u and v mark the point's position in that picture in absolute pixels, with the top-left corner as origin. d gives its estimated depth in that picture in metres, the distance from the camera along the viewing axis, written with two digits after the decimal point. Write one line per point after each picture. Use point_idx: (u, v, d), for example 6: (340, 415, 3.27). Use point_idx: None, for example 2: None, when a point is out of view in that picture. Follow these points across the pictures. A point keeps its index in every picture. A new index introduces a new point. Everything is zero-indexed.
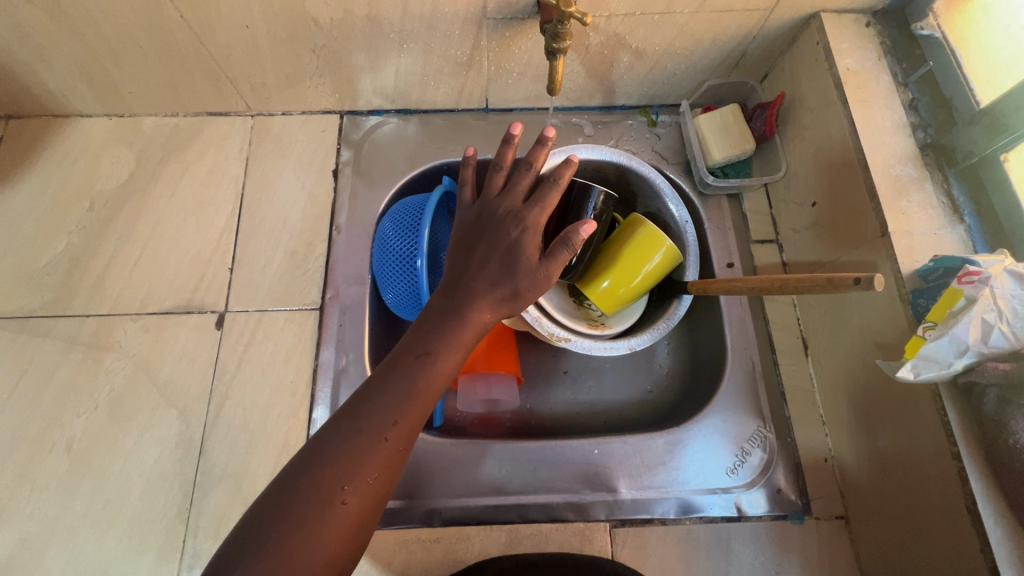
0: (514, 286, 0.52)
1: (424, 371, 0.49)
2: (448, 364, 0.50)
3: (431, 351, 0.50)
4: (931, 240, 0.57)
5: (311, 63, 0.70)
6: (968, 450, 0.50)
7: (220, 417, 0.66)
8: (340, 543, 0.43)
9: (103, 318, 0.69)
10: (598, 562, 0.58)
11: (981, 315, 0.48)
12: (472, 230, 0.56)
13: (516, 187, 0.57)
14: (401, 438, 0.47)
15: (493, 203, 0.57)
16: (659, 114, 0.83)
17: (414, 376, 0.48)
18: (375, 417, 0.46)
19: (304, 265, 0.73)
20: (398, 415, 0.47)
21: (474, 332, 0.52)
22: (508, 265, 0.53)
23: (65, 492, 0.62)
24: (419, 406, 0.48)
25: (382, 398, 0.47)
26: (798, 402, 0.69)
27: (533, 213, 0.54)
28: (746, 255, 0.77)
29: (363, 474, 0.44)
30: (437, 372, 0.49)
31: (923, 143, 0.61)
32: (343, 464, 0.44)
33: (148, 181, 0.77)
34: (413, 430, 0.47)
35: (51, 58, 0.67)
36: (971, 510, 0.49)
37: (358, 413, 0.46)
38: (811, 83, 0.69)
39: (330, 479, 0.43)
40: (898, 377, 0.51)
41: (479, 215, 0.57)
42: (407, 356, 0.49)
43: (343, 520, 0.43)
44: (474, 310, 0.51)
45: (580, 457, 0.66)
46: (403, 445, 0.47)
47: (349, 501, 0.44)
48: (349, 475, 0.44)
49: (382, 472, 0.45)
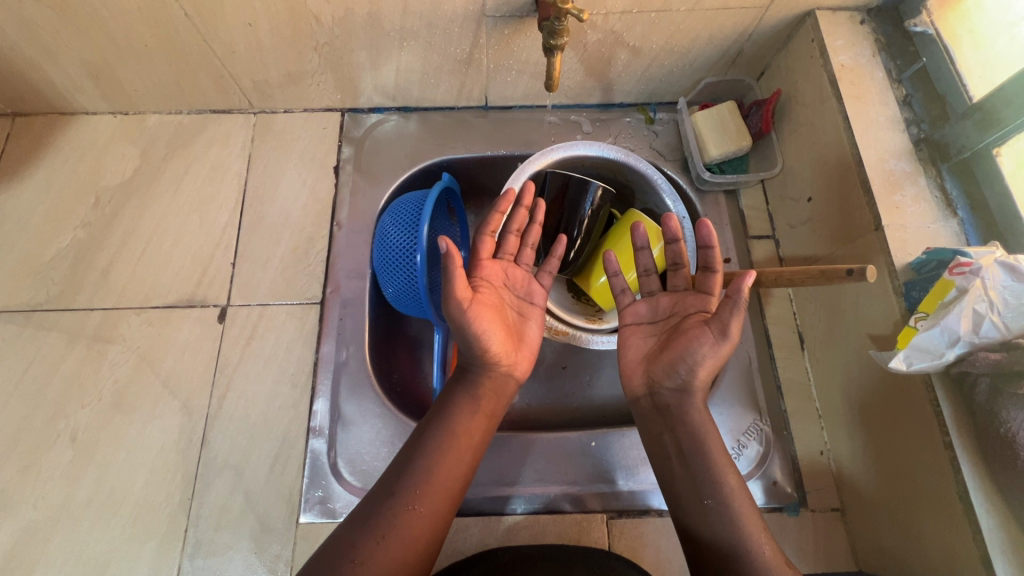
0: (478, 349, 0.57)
1: (433, 433, 0.54)
2: (466, 432, 0.55)
3: (449, 415, 0.55)
4: (924, 234, 0.57)
5: (314, 60, 0.71)
6: (961, 440, 0.50)
7: (222, 410, 0.66)
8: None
9: (107, 311, 0.70)
10: (594, 553, 0.58)
11: (972, 305, 0.48)
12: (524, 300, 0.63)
13: (504, 253, 0.62)
14: (422, 504, 0.50)
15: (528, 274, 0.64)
16: (657, 112, 0.84)
17: (435, 443, 0.53)
18: (385, 478, 0.52)
19: (305, 260, 0.74)
20: (402, 470, 0.52)
21: (469, 392, 0.57)
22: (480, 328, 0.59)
23: (68, 482, 0.63)
24: (438, 467, 0.52)
25: (408, 467, 0.52)
26: (794, 396, 0.69)
27: (507, 266, 0.62)
28: (742, 250, 0.78)
29: (377, 535, 0.48)
30: (446, 430, 0.54)
31: (917, 138, 0.62)
32: (364, 524, 0.48)
33: (152, 178, 0.78)
34: (434, 494, 0.51)
35: (58, 55, 0.69)
36: (963, 498, 0.49)
37: (390, 483, 0.51)
38: (807, 80, 0.70)
39: (345, 542, 0.48)
40: (890, 368, 0.52)
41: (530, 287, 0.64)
42: (430, 426, 0.55)
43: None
44: (485, 374, 0.57)
45: (577, 449, 0.66)
46: (427, 509, 0.50)
47: (366, 559, 0.46)
48: (360, 533, 0.48)
49: (391, 530, 0.48)
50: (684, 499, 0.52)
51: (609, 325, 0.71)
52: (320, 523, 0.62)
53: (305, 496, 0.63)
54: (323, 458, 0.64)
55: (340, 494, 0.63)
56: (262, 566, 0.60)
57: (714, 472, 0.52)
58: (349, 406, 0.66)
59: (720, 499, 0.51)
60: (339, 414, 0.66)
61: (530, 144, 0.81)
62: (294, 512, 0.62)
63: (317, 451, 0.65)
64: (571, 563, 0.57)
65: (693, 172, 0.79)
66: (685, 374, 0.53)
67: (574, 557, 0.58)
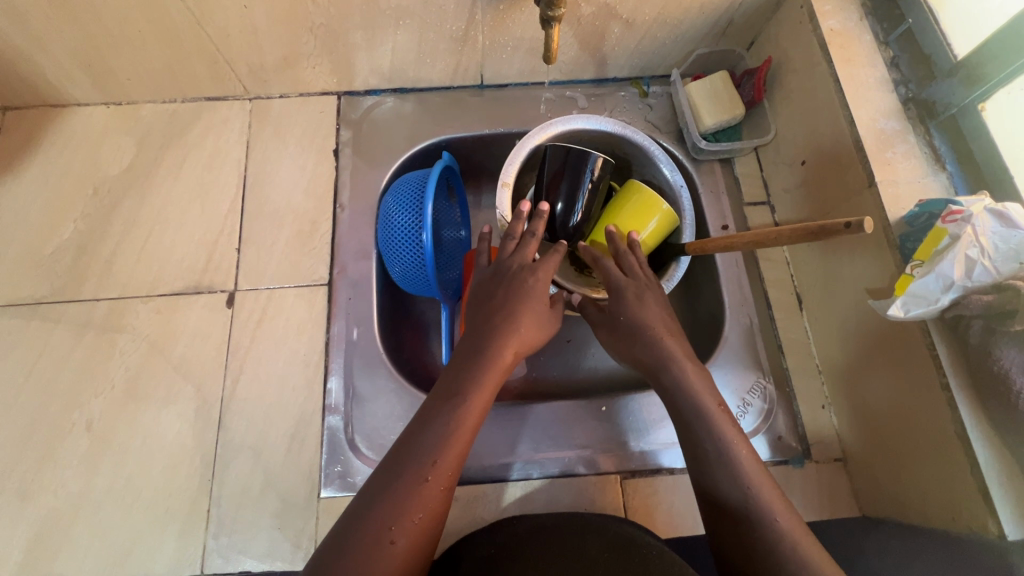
0: (520, 330, 0.58)
1: (454, 412, 0.52)
2: (480, 410, 0.53)
3: (466, 393, 0.53)
4: (915, 188, 0.59)
5: (309, 42, 0.71)
6: (957, 380, 0.52)
7: (237, 391, 0.67)
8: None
9: (113, 301, 0.70)
10: (610, 525, 0.57)
11: (965, 251, 0.50)
12: (489, 285, 0.62)
13: (526, 250, 0.63)
14: (443, 481, 0.49)
15: (506, 262, 0.63)
16: (650, 85, 0.85)
17: (449, 420, 0.52)
18: (416, 460, 0.49)
19: (310, 242, 0.74)
20: (435, 454, 0.50)
21: (498, 373, 0.56)
22: (515, 312, 0.59)
23: (87, 470, 0.63)
24: (457, 447, 0.51)
25: (427, 447, 0.50)
26: (795, 354, 0.72)
27: (545, 268, 0.61)
28: (739, 216, 0.80)
29: (413, 516, 0.47)
30: (467, 411, 0.53)
31: (905, 98, 0.64)
32: (394, 505, 0.47)
33: (151, 167, 0.77)
34: (452, 472, 0.50)
35: (48, 44, 0.68)
36: (961, 434, 0.51)
37: (399, 460, 0.50)
38: (797, 47, 0.72)
39: (375, 523, 0.46)
40: (889, 316, 0.54)
41: (496, 272, 0.63)
42: (447, 405, 0.53)
43: (393, 561, 0.45)
44: (499, 354, 0.56)
45: (589, 414, 0.69)
46: (445, 486, 0.50)
47: (399, 541, 0.46)
48: (396, 516, 0.47)
49: (424, 513, 0.48)
50: (697, 452, 0.54)
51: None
52: (340, 497, 0.63)
53: (324, 472, 0.64)
54: (340, 434, 0.66)
55: (358, 467, 0.64)
56: (287, 541, 0.61)
57: (718, 431, 0.54)
58: (362, 382, 0.67)
59: (731, 451, 0.53)
60: (353, 390, 0.67)
61: (527, 122, 0.82)
62: (313, 488, 0.63)
63: (333, 427, 0.66)
64: (587, 534, 0.56)
65: (689, 142, 0.81)
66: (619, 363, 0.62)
67: (588, 528, 0.57)
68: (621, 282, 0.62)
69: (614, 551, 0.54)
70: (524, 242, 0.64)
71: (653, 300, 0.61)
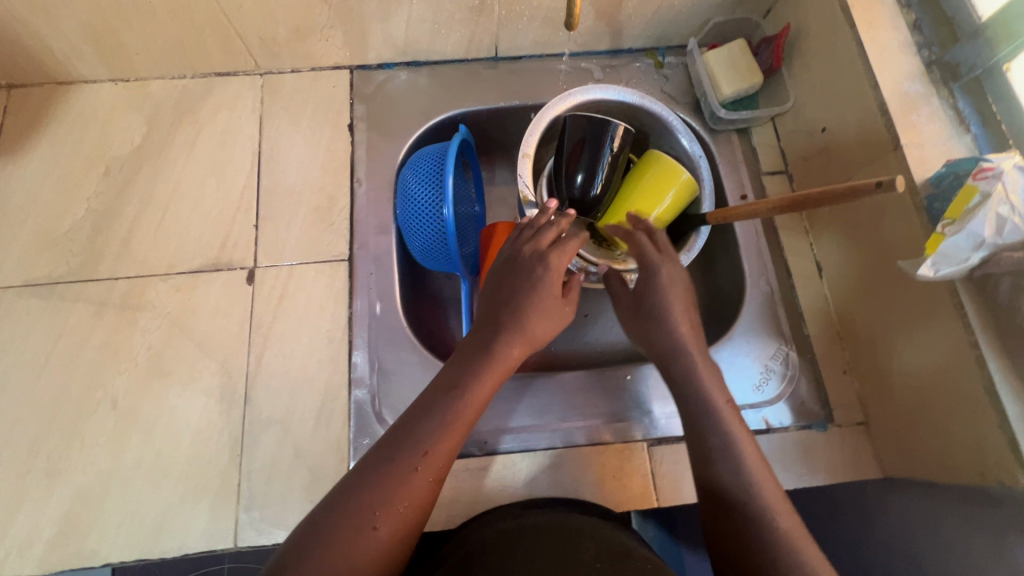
0: (524, 324, 0.57)
1: (452, 404, 0.52)
2: (477, 404, 0.53)
3: (465, 385, 0.53)
4: (941, 149, 0.59)
5: (323, 13, 0.70)
6: (986, 339, 0.53)
7: (261, 367, 0.67)
8: (370, 570, 0.45)
9: (132, 280, 0.69)
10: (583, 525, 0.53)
11: (996, 209, 0.50)
12: (500, 271, 0.60)
13: (541, 236, 0.61)
14: (432, 472, 0.49)
15: (519, 247, 0.61)
16: (665, 56, 0.85)
17: (447, 411, 0.51)
18: (408, 449, 0.49)
19: (328, 218, 0.74)
20: (428, 446, 0.49)
21: (499, 366, 0.55)
22: (521, 303, 0.57)
23: (114, 448, 0.63)
24: (450, 439, 0.50)
25: (421, 436, 0.50)
26: (816, 321, 0.72)
27: (557, 257, 0.59)
28: (757, 186, 0.80)
29: (397, 505, 0.47)
30: (466, 404, 0.52)
31: (928, 61, 0.63)
32: (382, 488, 0.47)
33: (163, 144, 0.76)
34: (442, 463, 0.50)
35: (56, 17, 0.66)
36: (990, 391, 0.52)
37: (394, 445, 0.50)
38: (817, 12, 0.71)
39: (361, 507, 0.46)
40: (918, 276, 0.54)
41: (509, 257, 0.61)
42: (444, 393, 0.52)
43: (374, 546, 0.45)
44: (504, 348, 0.55)
45: (614, 383, 0.69)
46: (434, 477, 0.49)
47: (382, 527, 0.46)
48: (383, 503, 0.47)
49: (411, 502, 0.48)
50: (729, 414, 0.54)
51: (635, 266, 0.69)
52: None
53: (353, 445, 0.64)
54: (367, 407, 0.66)
55: None
56: None
57: (724, 426, 0.54)
58: (387, 356, 0.68)
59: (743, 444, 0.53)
60: (379, 364, 0.67)
61: (543, 93, 0.81)
62: (343, 459, 0.63)
63: (360, 400, 0.66)
64: (580, 537, 0.52)
65: (707, 112, 0.81)
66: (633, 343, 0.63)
67: (585, 530, 0.52)
68: (656, 259, 0.62)
69: (607, 562, 0.50)
70: (541, 229, 0.61)
71: (678, 294, 0.61)
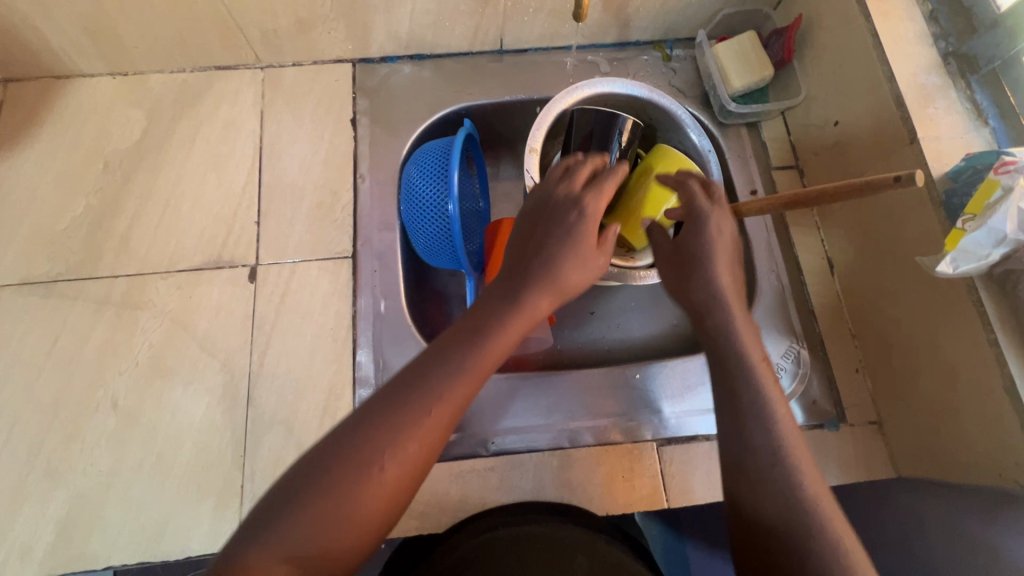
0: (561, 260, 0.51)
1: (479, 341, 0.46)
2: (504, 343, 0.47)
3: (490, 326, 0.47)
4: (959, 143, 0.58)
5: (325, 5, 0.69)
6: (1006, 338, 0.52)
7: (264, 366, 0.65)
8: (367, 518, 0.39)
9: (132, 278, 0.68)
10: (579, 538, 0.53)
11: (1019, 203, 0.48)
12: (533, 210, 0.56)
13: (576, 173, 0.57)
14: (448, 414, 0.43)
15: (553, 185, 0.57)
16: (674, 49, 0.83)
17: (471, 347, 0.46)
18: (426, 384, 0.43)
19: (331, 214, 0.72)
20: (448, 385, 0.43)
21: (533, 302, 0.49)
22: (557, 238, 0.52)
23: (115, 448, 0.62)
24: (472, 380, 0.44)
25: (441, 372, 0.44)
26: (827, 318, 0.71)
27: (596, 193, 0.55)
28: (767, 181, 0.78)
29: (408, 445, 0.41)
30: (494, 342, 0.47)
31: (945, 53, 0.62)
32: (392, 424, 0.41)
33: (163, 139, 0.75)
34: (459, 406, 0.43)
35: (53, 9, 0.65)
36: (1010, 391, 0.51)
37: (410, 379, 0.44)
38: (830, 3, 0.70)
39: (367, 442, 0.40)
40: (936, 272, 0.53)
41: (542, 196, 0.57)
42: (470, 328, 0.47)
43: (375, 487, 0.39)
44: (539, 285, 0.50)
45: (623, 382, 0.67)
46: (449, 420, 0.43)
47: (389, 469, 0.40)
48: (392, 442, 0.41)
49: (421, 444, 0.41)
50: None
51: (642, 264, 0.70)
52: None
53: None
54: None
55: None
56: None
57: None
58: (392, 355, 0.66)
59: None
60: (383, 363, 0.66)
61: (550, 87, 0.80)
62: None
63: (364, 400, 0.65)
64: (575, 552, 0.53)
65: (716, 106, 0.79)
66: (668, 294, 0.57)
67: (578, 545, 0.53)
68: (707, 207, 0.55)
69: None
70: (575, 168, 0.58)
71: (726, 243, 0.55)
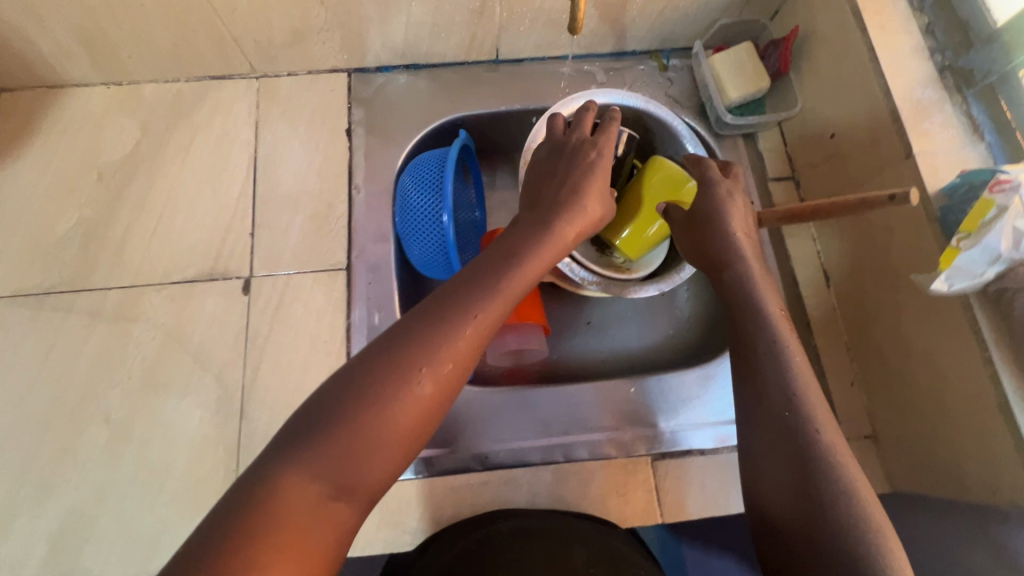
0: (579, 198, 0.55)
1: (510, 266, 0.48)
2: (533, 267, 0.50)
3: (520, 258, 0.49)
4: (955, 159, 0.58)
5: (320, 16, 0.68)
6: (1001, 356, 0.51)
7: (258, 379, 0.65)
8: (407, 422, 0.40)
9: (125, 290, 0.68)
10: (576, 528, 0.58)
11: (1013, 222, 0.48)
12: (547, 159, 0.60)
13: (582, 123, 0.62)
14: (485, 327, 0.44)
15: (563, 137, 0.61)
16: (670, 58, 0.83)
17: (502, 271, 0.48)
18: (461, 301, 0.44)
19: (326, 226, 0.72)
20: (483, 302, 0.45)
21: (556, 233, 0.53)
22: (574, 180, 0.56)
23: (108, 462, 0.62)
24: (505, 299, 0.46)
25: (476, 291, 0.45)
26: (823, 331, 0.71)
27: (605, 139, 0.59)
28: (763, 192, 0.78)
29: (448, 355, 0.42)
30: (524, 268, 0.49)
31: (941, 67, 0.62)
32: (429, 339, 0.42)
33: (157, 149, 0.74)
34: (494, 322, 0.45)
35: (46, 21, 0.64)
36: (1004, 409, 0.51)
37: (445, 298, 0.45)
38: (826, 15, 0.69)
39: (407, 351, 0.41)
40: (931, 290, 0.53)
41: (553, 147, 0.61)
42: (499, 255, 0.49)
43: (417, 393, 0.40)
44: (561, 219, 0.53)
45: (618, 395, 0.67)
46: (486, 334, 0.44)
47: (426, 384, 0.41)
48: (432, 353, 0.41)
49: (460, 356, 0.42)
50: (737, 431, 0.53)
51: (637, 274, 0.71)
52: None
53: None
54: None
55: None
56: None
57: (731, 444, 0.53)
58: None
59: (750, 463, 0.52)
60: None
61: (546, 96, 0.79)
62: None
63: None
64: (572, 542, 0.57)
65: (712, 116, 0.79)
66: (687, 257, 0.63)
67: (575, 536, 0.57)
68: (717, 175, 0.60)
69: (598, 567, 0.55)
70: (580, 118, 0.62)
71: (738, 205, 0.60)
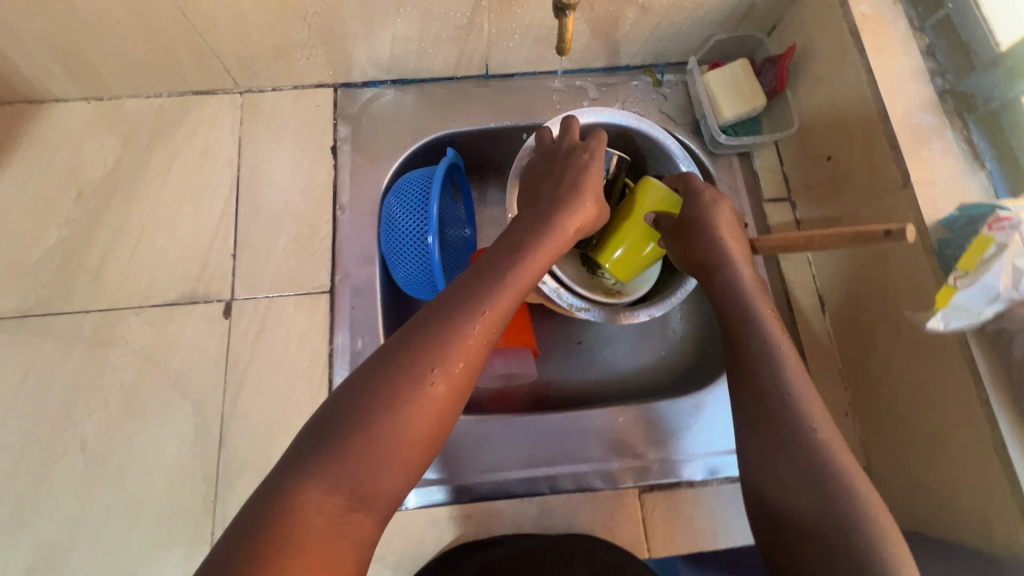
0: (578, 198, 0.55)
1: (512, 263, 0.48)
2: (536, 263, 0.50)
3: (523, 259, 0.49)
4: (954, 188, 0.56)
5: (302, 32, 0.66)
6: (998, 397, 0.50)
7: (237, 407, 0.64)
8: (424, 424, 0.40)
9: (103, 313, 0.67)
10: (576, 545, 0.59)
11: (1013, 260, 0.47)
12: (543, 165, 0.60)
13: (571, 129, 0.62)
14: (492, 324, 0.44)
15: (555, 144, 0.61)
16: (665, 73, 0.81)
17: (504, 270, 0.48)
18: (465, 301, 0.44)
19: (309, 247, 0.70)
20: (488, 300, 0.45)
21: (557, 231, 0.53)
22: (572, 180, 0.57)
23: (83, 492, 0.60)
24: (509, 295, 0.46)
25: (479, 291, 0.45)
26: (817, 359, 0.69)
27: (596, 142, 0.60)
28: (758, 213, 0.76)
29: (457, 353, 0.42)
30: (528, 265, 0.49)
31: (942, 90, 0.60)
32: (443, 340, 0.42)
33: (138, 167, 0.73)
34: (501, 318, 0.45)
35: (21, 38, 0.63)
36: (1001, 452, 0.49)
37: (448, 300, 0.45)
38: (824, 33, 0.67)
39: (417, 353, 0.41)
40: (928, 327, 0.51)
41: (545, 154, 0.61)
42: (500, 254, 0.49)
43: (432, 392, 0.40)
44: (561, 218, 0.53)
45: (605, 425, 0.65)
46: (492, 330, 0.44)
47: (439, 384, 0.41)
48: (441, 352, 0.41)
49: (468, 353, 0.42)
50: None
51: (627, 299, 0.69)
52: None
53: None
54: None
55: None
56: None
57: None
58: None
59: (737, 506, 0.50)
60: None
61: (536, 113, 0.77)
62: None
63: None
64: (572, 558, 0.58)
65: (707, 135, 0.77)
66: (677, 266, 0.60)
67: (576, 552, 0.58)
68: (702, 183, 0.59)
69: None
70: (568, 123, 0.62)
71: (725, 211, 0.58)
